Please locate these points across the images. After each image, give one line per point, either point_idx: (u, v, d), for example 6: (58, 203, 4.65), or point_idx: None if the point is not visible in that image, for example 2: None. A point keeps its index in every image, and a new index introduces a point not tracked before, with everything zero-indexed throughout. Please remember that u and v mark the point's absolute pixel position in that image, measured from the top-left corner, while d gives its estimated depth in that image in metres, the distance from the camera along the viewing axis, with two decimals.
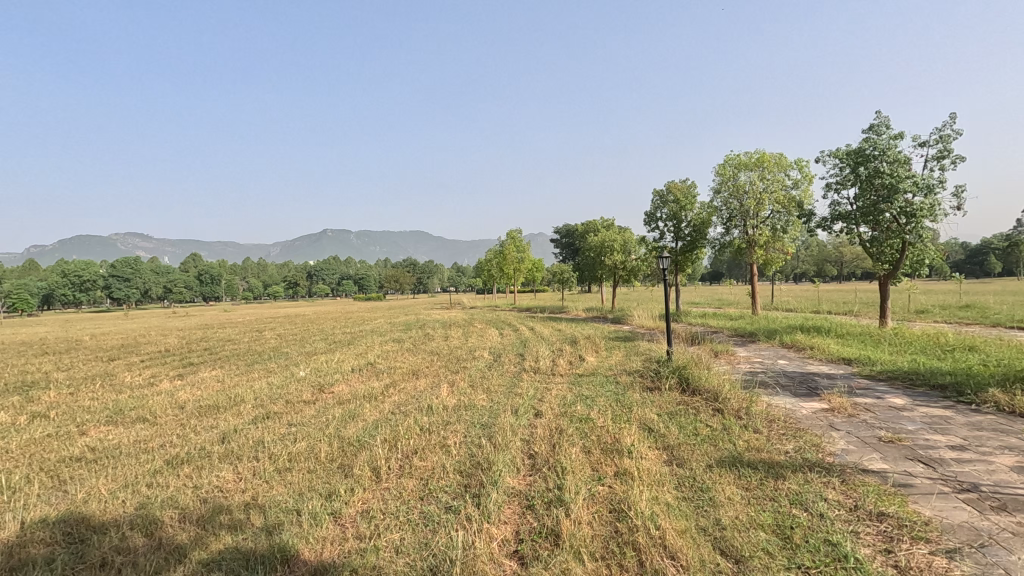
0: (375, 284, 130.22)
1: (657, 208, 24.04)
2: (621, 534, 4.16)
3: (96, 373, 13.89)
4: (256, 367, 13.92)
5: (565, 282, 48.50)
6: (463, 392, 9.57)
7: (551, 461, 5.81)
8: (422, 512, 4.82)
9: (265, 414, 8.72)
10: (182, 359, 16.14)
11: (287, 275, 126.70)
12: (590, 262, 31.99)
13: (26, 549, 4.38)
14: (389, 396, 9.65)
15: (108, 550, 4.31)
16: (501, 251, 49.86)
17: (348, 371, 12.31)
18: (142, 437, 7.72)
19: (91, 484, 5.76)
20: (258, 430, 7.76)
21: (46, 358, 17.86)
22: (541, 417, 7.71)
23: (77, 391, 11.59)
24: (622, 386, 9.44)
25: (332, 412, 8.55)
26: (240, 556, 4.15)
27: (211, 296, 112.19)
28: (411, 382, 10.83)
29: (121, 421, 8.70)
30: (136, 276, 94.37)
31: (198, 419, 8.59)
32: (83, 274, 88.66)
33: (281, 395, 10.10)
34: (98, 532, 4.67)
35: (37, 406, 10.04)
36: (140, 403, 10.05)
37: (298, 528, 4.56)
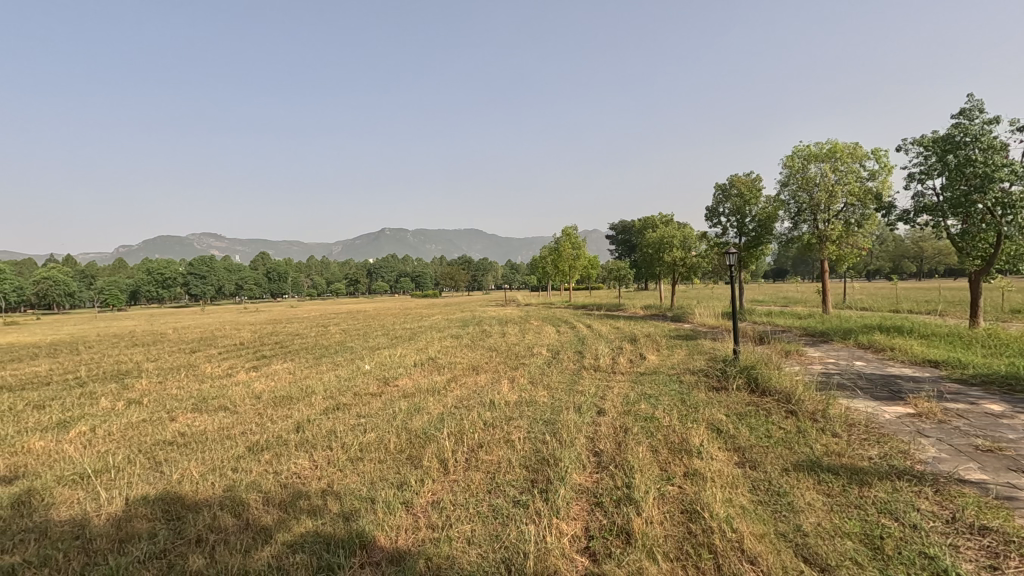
0: (431, 282, 132.71)
1: (720, 203, 23.29)
2: (695, 535, 4.07)
3: (181, 364, 14.92)
4: (324, 360, 14.53)
5: (622, 280, 47.65)
6: (524, 389, 9.62)
7: (618, 459, 5.74)
8: (491, 505, 4.89)
9: (336, 405, 9.09)
10: (256, 352, 17.07)
11: (347, 273, 131.15)
12: (648, 259, 31.35)
13: (132, 523, 4.76)
14: (451, 390, 9.84)
15: (203, 528, 4.62)
16: (557, 249, 49.68)
17: (411, 366, 12.62)
18: (225, 424, 8.22)
19: (184, 467, 6.20)
20: (329, 420, 8.10)
21: (136, 350, 19.33)
22: (605, 415, 7.64)
23: (166, 380, 12.51)
24: (686, 385, 9.22)
25: (398, 405, 8.82)
26: (321, 539, 4.35)
27: (279, 293, 118.03)
28: (472, 377, 10.98)
29: (206, 409, 9.32)
30: (211, 275, 100.64)
31: (273, 409, 9.06)
32: (165, 272, 95.40)
33: (349, 387, 10.48)
34: (192, 511, 5.01)
35: (132, 393, 10.91)
36: (221, 392, 10.71)
37: (373, 515, 4.72)
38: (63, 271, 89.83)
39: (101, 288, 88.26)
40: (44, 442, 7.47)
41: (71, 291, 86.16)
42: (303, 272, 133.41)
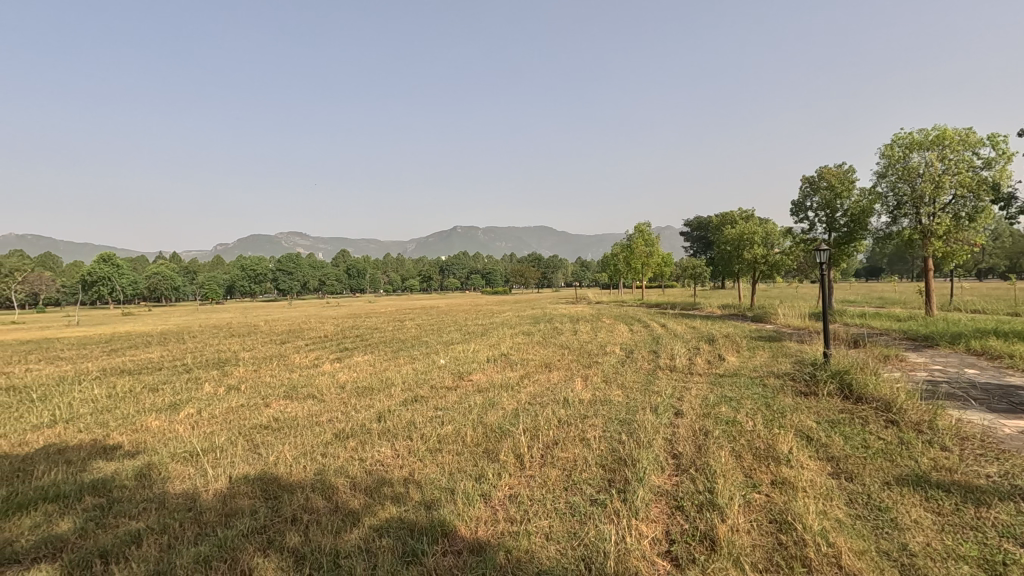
0: (502, 279, 134.38)
1: (807, 197, 21.97)
2: (786, 547, 3.87)
3: (273, 354, 16.04)
4: (402, 353, 15.09)
5: (698, 278, 45.95)
6: (597, 387, 9.54)
7: (699, 463, 5.56)
8: (568, 502, 4.88)
9: (414, 397, 9.43)
10: (339, 345, 18.02)
11: (421, 270, 135.41)
12: (727, 256, 30.06)
13: (236, 499, 5.18)
14: (525, 386, 9.91)
15: (298, 508, 4.93)
16: (629, 246, 48.79)
17: (484, 361, 12.84)
18: (313, 411, 8.74)
19: (279, 450, 6.66)
20: (409, 411, 8.40)
21: (234, 340, 21.00)
22: (683, 416, 7.42)
23: (261, 368, 13.48)
24: (771, 389, 8.75)
25: (474, 399, 9.00)
26: (405, 526, 4.52)
27: (358, 289, 123.93)
28: (544, 374, 11.01)
29: (296, 396, 9.96)
30: (298, 271, 107.23)
31: (356, 399, 9.53)
32: (257, 268, 102.77)
33: (425, 380, 10.82)
34: (287, 491, 5.36)
35: (232, 380, 11.86)
36: (308, 381, 11.39)
37: (453, 506, 4.85)
38: (171, 267, 98.99)
39: (203, 283, 96.57)
40: (159, 422, 8.27)
41: (178, 286, 94.77)
42: (380, 268, 139.15)
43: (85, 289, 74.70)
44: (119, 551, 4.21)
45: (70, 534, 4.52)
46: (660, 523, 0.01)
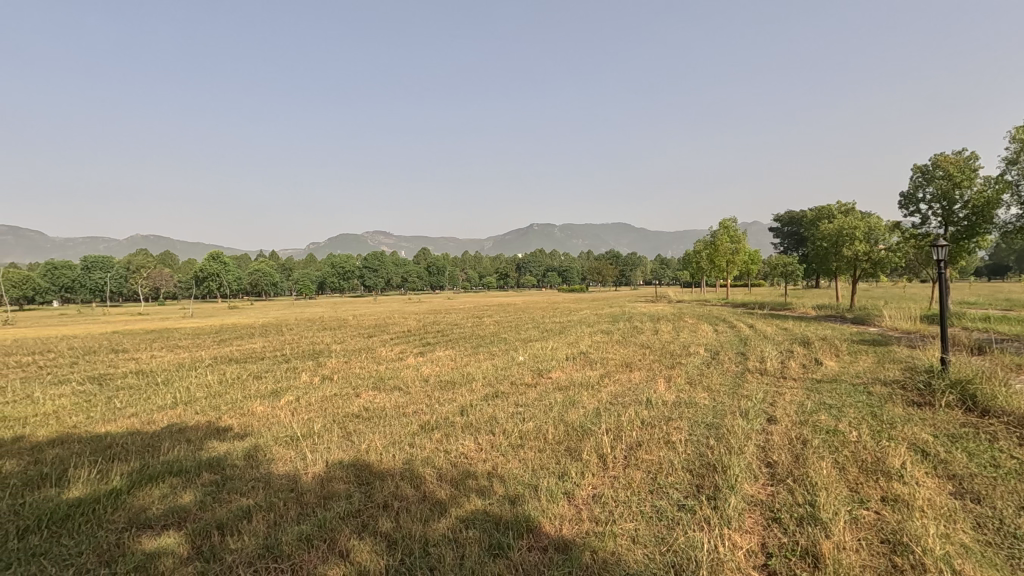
0: (579, 276, 133.40)
1: (919, 188, 20.00)
2: (901, 571, 3.54)
3: (362, 347, 16.90)
4: (481, 349, 15.40)
5: (790, 277, 43.19)
6: (681, 389, 9.22)
7: (796, 473, 5.21)
8: (654, 506, 4.75)
9: (495, 392, 9.57)
10: (421, 339, 18.67)
11: (499, 268, 137.41)
12: (823, 253, 28.03)
13: (332, 483, 5.50)
14: (605, 386, 9.77)
15: (389, 495, 5.15)
16: (713, 242, 46.78)
17: (563, 359, 12.80)
18: (400, 402, 9.11)
19: (369, 438, 7.01)
20: (490, 406, 8.55)
21: (326, 333, 22.37)
22: (776, 423, 6.99)
23: (351, 360, 14.25)
24: (877, 397, 8.05)
25: (554, 396, 9.00)
26: (491, 519, 4.59)
27: (437, 286, 127.78)
28: (625, 374, 10.79)
29: (383, 388, 10.43)
30: (383, 269, 112.18)
31: (439, 392, 9.83)
32: (346, 266, 108.71)
33: (506, 376, 10.96)
34: (378, 478, 5.62)
35: (325, 370, 12.63)
36: (394, 374, 11.89)
37: (537, 502, 4.87)
38: (269, 265, 106.97)
39: (298, 279, 103.56)
40: (263, 408, 8.95)
41: (276, 282, 102.26)
42: (459, 265, 142.71)
43: (198, 284, 82.48)
44: (232, 525, 4.60)
45: (192, 506, 5.00)
46: (549, 356, 0.01)
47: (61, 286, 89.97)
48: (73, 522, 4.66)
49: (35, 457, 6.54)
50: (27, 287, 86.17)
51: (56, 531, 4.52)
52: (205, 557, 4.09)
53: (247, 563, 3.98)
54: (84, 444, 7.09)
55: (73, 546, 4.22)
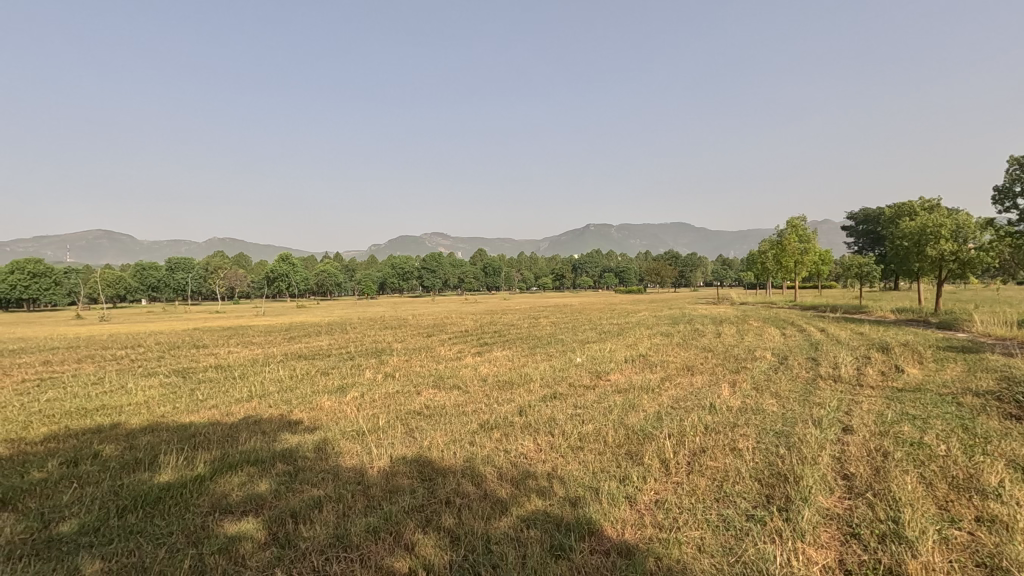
0: (636, 277, 131.01)
1: (1016, 181, 18.33)
2: None
3: (422, 346, 17.32)
4: (538, 350, 15.40)
5: (865, 278, 40.64)
6: (747, 394, 8.88)
7: (877, 487, 4.90)
8: (720, 515, 4.59)
9: (553, 393, 9.56)
10: (479, 339, 18.91)
11: (554, 268, 137.11)
12: (903, 253, 26.20)
13: (397, 478, 5.66)
14: (666, 389, 9.55)
15: (451, 492, 5.25)
16: (780, 242, 44.75)
17: (621, 361, 12.61)
18: (459, 401, 9.27)
19: (431, 435, 7.17)
20: (548, 407, 8.54)
21: (388, 331, 23.09)
22: (853, 433, 6.60)
23: (412, 358, 14.62)
24: (968, 409, 7.44)
25: (613, 399, 8.88)
26: (552, 520, 4.58)
27: (494, 287, 129.04)
28: (686, 378, 10.50)
29: (443, 386, 10.63)
30: (440, 270, 114.43)
31: (498, 392, 9.91)
32: (405, 266, 111.73)
33: (564, 378, 10.92)
34: (440, 474, 5.74)
35: (387, 368, 13.03)
36: (453, 373, 12.10)
37: (598, 505, 4.82)
38: (334, 265, 111.57)
39: (361, 280, 107.44)
40: (331, 403, 9.35)
41: (340, 282, 106.51)
42: (515, 266, 143.56)
43: (269, 284, 87.18)
44: (305, 514, 4.83)
45: (269, 494, 5.29)
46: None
47: (150, 286, 97.63)
48: (164, 504, 5.04)
49: (130, 443, 7.12)
50: (121, 286, 93.92)
51: (150, 512, 4.90)
52: (280, 543, 4.31)
53: (319, 551, 4.16)
54: (171, 432, 7.64)
55: (165, 527, 4.57)
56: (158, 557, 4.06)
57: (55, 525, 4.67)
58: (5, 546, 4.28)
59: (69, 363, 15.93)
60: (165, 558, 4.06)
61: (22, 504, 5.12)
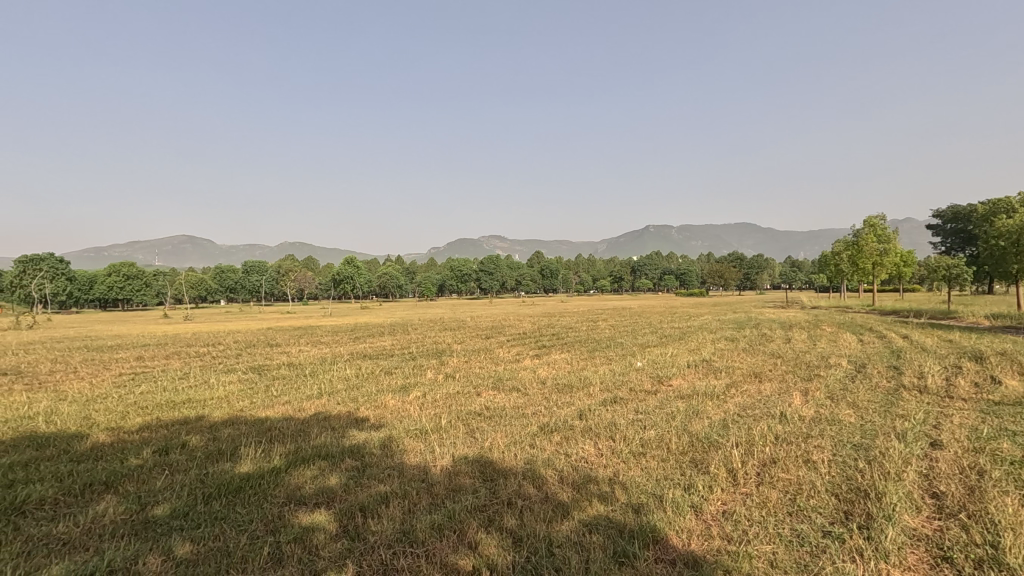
0: (698, 279, 127.19)
1: None
2: None
3: (481, 348, 17.54)
4: (597, 353, 15.24)
5: (954, 281, 37.57)
6: (821, 403, 8.42)
7: (971, 508, 4.52)
8: (793, 529, 4.38)
9: (613, 398, 9.43)
10: (537, 342, 18.94)
11: (613, 271, 135.28)
12: (999, 254, 24.01)
13: (460, 477, 5.78)
14: (732, 396, 9.22)
15: (513, 493, 5.28)
16: (855, 242, 42.17)
17: (684, 366, 12.29)
18: (519, 403, 9.33)
19: (492, 436, 7.25)
20: (609, 412, 8.44)
21: (447, 333, 23.55)
22: (942, 449, 6.12)
23: (471, 360, 14.84)
24: None
25: (675, 405, 8.66)
26: (614, 526, 4.53)
27: (551, 289, 128.88)
28: (754, 385, 10.09)
29: (502, 388, 10.73)
30: (498, 272, 115.48)
31: (557, 395, 9.90)
32: (463, 268, 113.56)
33: (624, 382, 10.75)
34: (501, 475, 5.80)
35: (448, 369, 13.29)
36: (513, 375, 12.18)
37: (662, 513, 4.72)
38: (395, 268, 114.96)
39: (421, 282, 110.13)
40: (395, 401, 9.64)
41: (402, 284, 109.57)
42: (572, 269, 142.83)
43: (335, 286, 90.91)
44: (372, 508, 5.00)
45: (339, 488, 5.52)
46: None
47: (228, 287, 104.29)
48: (245, 493, 5.37)
49: (214, 434, 7.64)
50: (203, 288, 100.75)
51: (232, 500, 5.24)
52: (351, 535, 4.50)
53: (387, 545, 4.31)
54: (250, 425, 8.13)
55: (246, 514, 4.86)
56: (240, 543, 4.33)
57: (150, 507, 5.08)
58: (109, 525, 4.70)
59: (159, 359, 17.25)
60: (247, 544, 4.32)
61: (123, 488, 5.60)
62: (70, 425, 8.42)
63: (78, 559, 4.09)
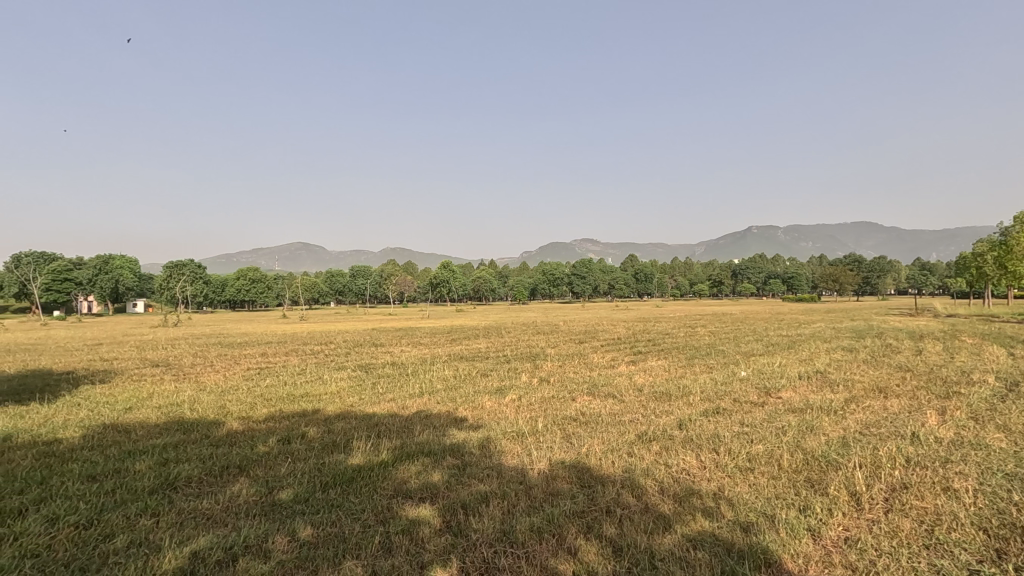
0: (809, 283, 117.89)
1: None
2: None
3: (574, 352, 17.45)
4: (697, 361, 14.61)
5: None
6: (962, 425, 7.46)
7: None
8: (931, 564, 3.93)
9: (716, 408, 8.99)
10: (632, 347, 18.52)
11: (712, 274, 129.04)
12: None
13: (558, 481, 5.79)
14: (852, 412, 8.44)
15: (611, 501, 5.20)
16: (1004, 241, 36.99)
17: (795, 378, 11.41)
18: (615, 410, 9.17)
19: (588, 442, 7.18)
20: (712, 423, 8.06)
21: (541, 336, 23.70)
22: None
23: (565, 364, 14.83)
24: None
25: (786, 419, 8.08)
26: (721, 543, 4.32)
27: (645, 293, 125.57)
28: (878, 401, 9.16)
29: (598, 394, 10.61)
30: (590, 275, 114.48)
31: (655, 403, 9.61)
32: (555, 272, 113.87)
33: (727, 392, 10.21)
34: (599, 482, 5.73)
35: (542, 373, 13.37)
36: (608, 381, 12.00)
37: (775, 534, 4.42)
38: (488, 271, 117.67)
39: (513, 286, 111.77)
40: (492, 403, 9.86)
41: (495, 287, 111.92)
42: (668, 272, 138.20)
43: (433, 289, 94.75)
44: (473, 506, 5.16)
45: (442, 484, 5.75)
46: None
47: (337, 290, 112.40)
48: (357, 484, 5.75)
49: (329, 427, 8.27)
50: (316, 290, 109.41)
51: (346, 489, 5.63)
52: (454, 531, 4.66)
53: (488, 543, 4.42)
54: (360, 420, 8.70)
55: (359, 504, 5.21)
56: (355, 531, 4.64)
57: (276, 492, 5.59)
58: (244, 505, 5.24)
59: (280, 356, 18.94)
60: (360, 532, 4.63)
61: (253, 472, 6.22)
62: (210, 413, 9.51)
63: (219, 533, 4.60)
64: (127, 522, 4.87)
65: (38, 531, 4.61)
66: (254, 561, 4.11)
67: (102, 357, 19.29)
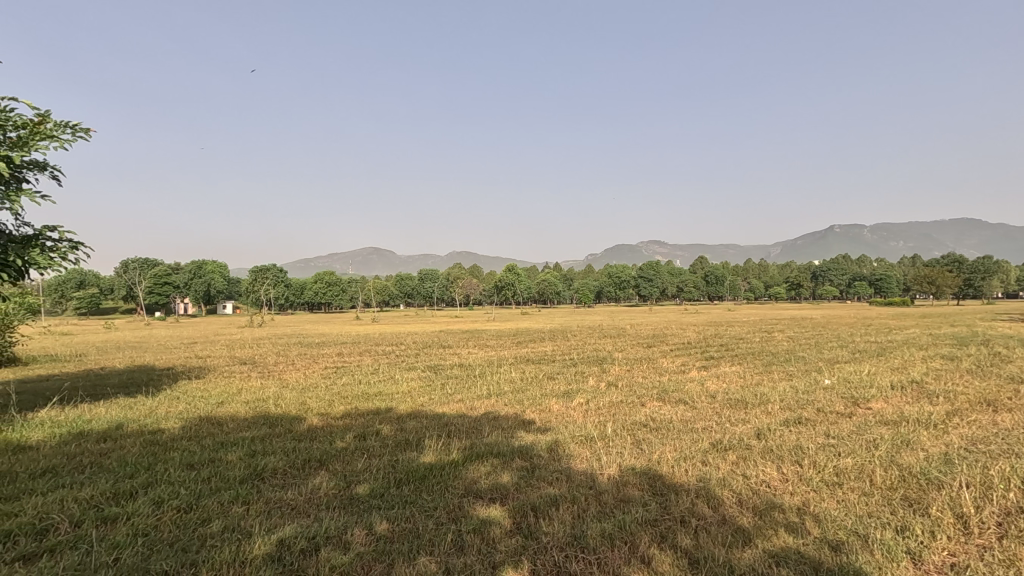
0: (900, 285, 109.36)
1: None
2: None
3: (642, 356, 17.06)
4: (775, 367, 13.87)
5: None
6: None
7: None
8: None
9: (797, 418, 8.48)
10: (704, 352, 17.85)
11: (790, 276, 122.46)
12: None
13: (628, 488, 5.66)
14: (955, 426, 7.70)
15: (685, 511, 5.03)
16: None
17: (887, 387, 10.58)
18: (687, 416, 8.87)
19: (660, 449, 6.98)
20: (793, 433, 7.61)
21: (607, 340, 23.37)
22: None
23: (633, 368, 14.51)
24: None
25: (878, 432, 7.49)
26: (808, 562, 4.06)
27: (716, 296, 121.05)
28: (986, 415, 8.31)
29: (668, 399, 10.30)
30: (658, 277, 111.80)
31: (730, 410, 9.20)
32: (622, 275, 112.07)
33: (810, 401, 9.61)
34: (672, 491, 5.56)
35: (609, 377, 13.15)
36: (679, 386, 11.62)
37: (869, 556, 4.10)
38: (554, 274, 117.60)
39: (578, 289, 110.82)
40: (559, 406, 9.81)
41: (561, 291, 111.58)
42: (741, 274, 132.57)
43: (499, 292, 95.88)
44: (543, 509, 5.14)
45: (511, 485, 5.78)
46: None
47: (407, 293, 116.06)
48: (429, 482, 5.89)
49: (401, 425, 8.53)
50: (387, 293, 113.50)
51: (419, 486, 5.79)
52: (524, 533, 4.66)
53: (559, 547, 4.39)
54: (430, 419, 8.91)
55: (431, 501, 5.34)
56: (428, 527, 4.75)
57: (353, 486, 5.83)
58: (324, 497, 5.50)
59: (354, 356, 19.74)
60: (433, 529, 4.73)
61: (332, 466, 6.52)
62: (293, 409, 10.07)
63: (303, 523, 4.84)
64: (221, 507, 5.25)
65: (147, 512, 5.04)
66: (335, 551, 4.30)
67: (197, 355, 20.89)
